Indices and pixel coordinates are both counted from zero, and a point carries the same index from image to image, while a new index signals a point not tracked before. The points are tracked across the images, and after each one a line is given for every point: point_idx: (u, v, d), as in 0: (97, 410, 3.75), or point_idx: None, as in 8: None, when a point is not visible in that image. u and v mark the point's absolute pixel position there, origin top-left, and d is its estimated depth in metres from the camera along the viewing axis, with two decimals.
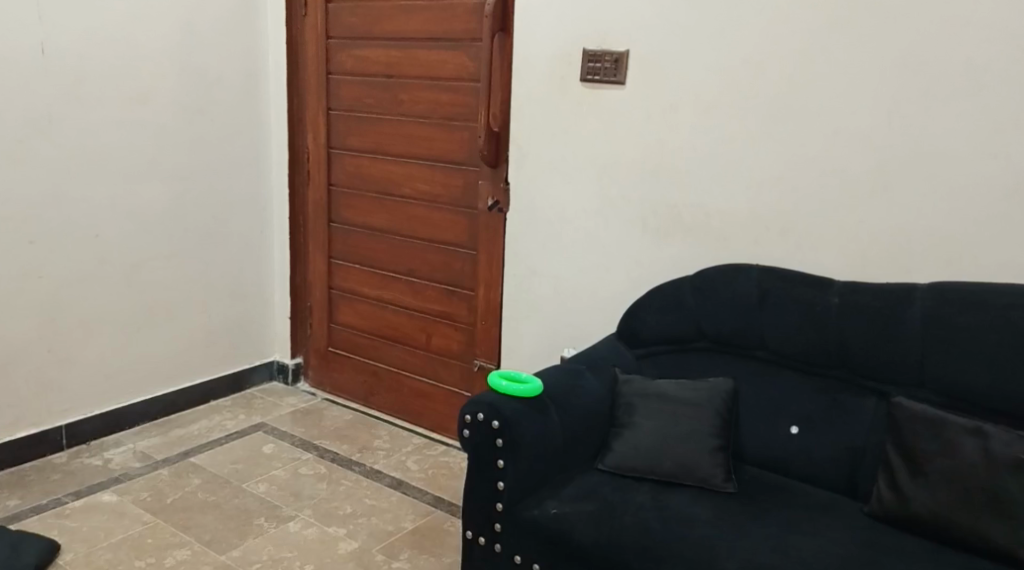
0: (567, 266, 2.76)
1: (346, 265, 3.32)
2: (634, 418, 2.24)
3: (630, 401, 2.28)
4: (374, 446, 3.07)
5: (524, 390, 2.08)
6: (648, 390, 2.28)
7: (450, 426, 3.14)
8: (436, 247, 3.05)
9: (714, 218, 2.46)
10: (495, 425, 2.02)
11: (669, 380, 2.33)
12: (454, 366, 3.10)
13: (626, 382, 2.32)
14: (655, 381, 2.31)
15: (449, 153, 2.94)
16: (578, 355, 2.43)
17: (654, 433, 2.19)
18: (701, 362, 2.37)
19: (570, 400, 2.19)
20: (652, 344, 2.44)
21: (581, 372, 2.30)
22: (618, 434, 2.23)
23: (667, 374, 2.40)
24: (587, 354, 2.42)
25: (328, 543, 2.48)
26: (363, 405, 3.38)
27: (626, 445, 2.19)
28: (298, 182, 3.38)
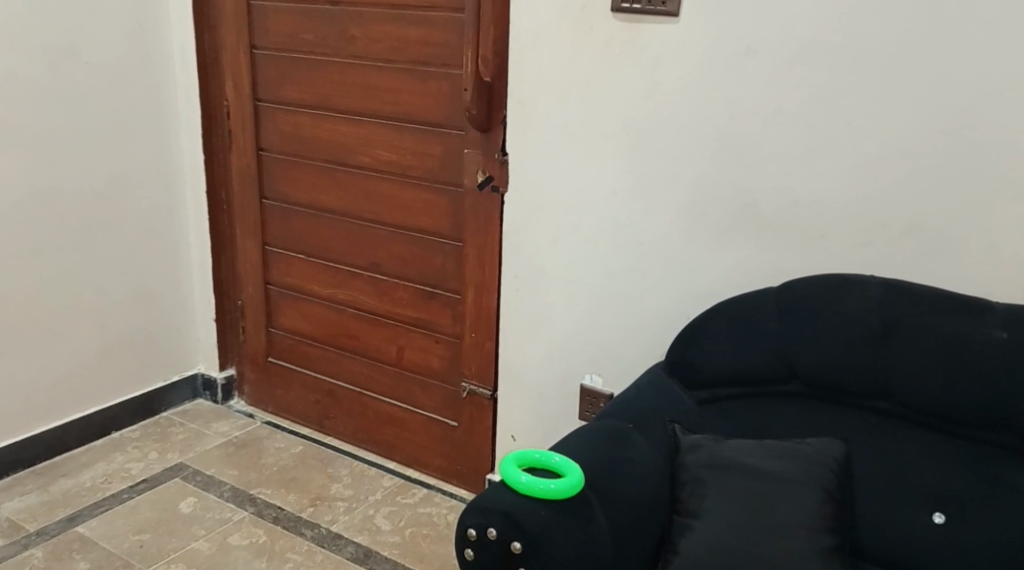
0: (586, 267, 2.04)
1: (287, 256, 2.56)
2: (703, 503, 1.57)
3: (694, 476, 1.61)
4: (331, 494, 2.36)
5: (559, 484, 1.38)
6: (717, 462, 1.61)
7: (432, 461, 2.45)
8: (408, 235, 2.31)
9: (803, 207, 1.77)
10: (517, 549, 1.32)
11: (746, 441, 1.66)
12: (434, 388, 2.39)
13: (686, 449, 1.65)
14: (727, 444, 1.65)
15: (423, 111, 2.19)
16: (612, 407, 1.74)
17: (735, 527, 1.52)
18: (789, 411, 1.72)
19: (614, 485, 1.51)
20: (717, 384, 1.77)
21: (623, 436, 1.63)
22: (681, 528, 1.57)
23: (742, 428, 1.73)
24: (625, 405, 1.73)
25: None
26: (318, 431, 2.65)
27: (695, 544, 1.53)
28: (217, 147, 2.60)
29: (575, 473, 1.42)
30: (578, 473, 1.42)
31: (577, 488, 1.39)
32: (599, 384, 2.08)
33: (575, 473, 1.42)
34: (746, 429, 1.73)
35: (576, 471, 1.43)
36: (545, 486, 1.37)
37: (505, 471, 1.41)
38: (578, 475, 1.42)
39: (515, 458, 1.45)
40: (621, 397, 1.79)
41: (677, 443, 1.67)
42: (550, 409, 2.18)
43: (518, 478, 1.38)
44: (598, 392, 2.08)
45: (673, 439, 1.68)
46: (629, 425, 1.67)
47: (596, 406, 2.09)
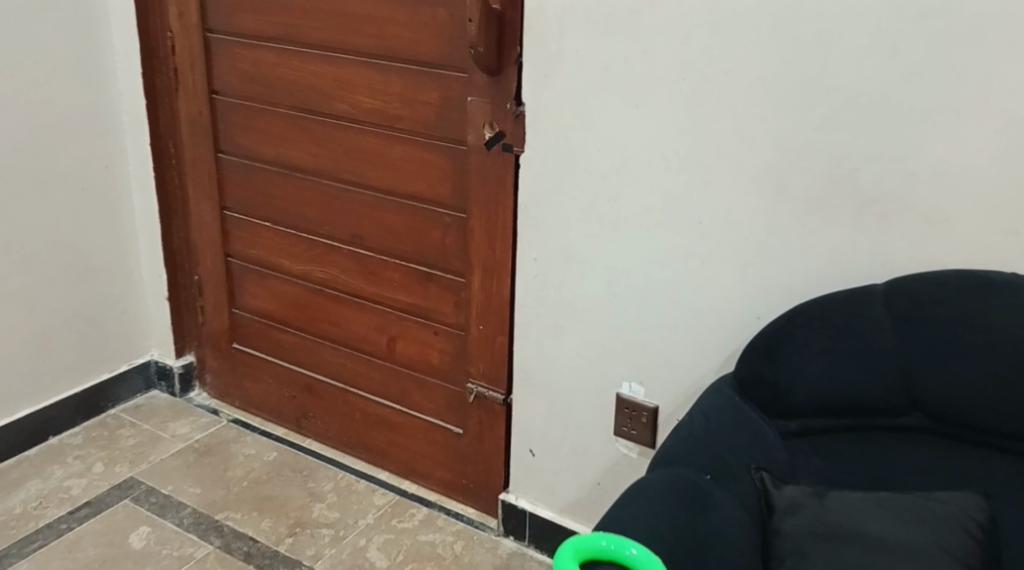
0: (628, 252, 1.61)
1: (249, 224, 2.09)
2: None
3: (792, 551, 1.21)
4: (314, 519, 1.98)
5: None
6: (822, 530, 1.21)
7: (432, 472, 2.06)
8: (398, 204, 1.85)
9: (928, 182, 1.32)
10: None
11: (857, 495, 1.25)
12: (433, 388, 1.97)
13: (781, 511, 1.25)
14: (833, 503, 1.24)
15: (416, 47, 1.71)
16: (678, 451, 1.33)
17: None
18: (905, 449, 1.31)
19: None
20: (810, 413, 1.35)
21: (701, 498, 1.23)
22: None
23: (843, 473, 1.32)
24: (696, 450, 1.31)
25: None
26: (295, 432, 2.25)
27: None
28: (161, 89, 2.09)
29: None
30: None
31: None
32: (638, 395, 1.69)
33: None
34: (850, 475, 1.32)
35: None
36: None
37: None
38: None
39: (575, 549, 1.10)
40: (683, 431, 1.36)
41: (769, 501, 1.27)
42: (577, 424, 1.78)
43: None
44: (636, 403, 1.69)
45: (766, 496, 1.28)
46: (708, 478, 1.27)
47: (635, 421, 1.70)
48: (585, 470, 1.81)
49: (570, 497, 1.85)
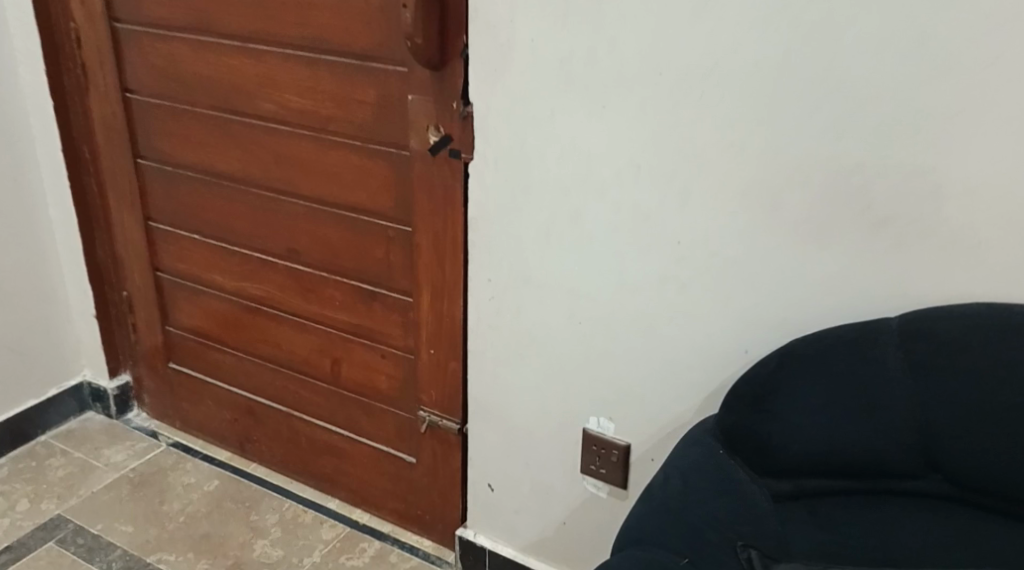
0: (592, 277, 1.44)
1: (178, 236, 1.89)
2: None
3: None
4: (256, 558, 1.80)
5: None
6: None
7: (386, 503, 1.88)
8: (338, 217, 1.65)
9: (954, 206, 1.17)
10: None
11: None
12: (383, 414, 1.79)
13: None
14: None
15: (346, 39, 1.49)
16: (655, 523, 1.23)
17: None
18: (910, 515, 1.20)
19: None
20: (805, 471, 1.26)
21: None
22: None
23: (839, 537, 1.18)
24: (671, 524, 1.22)
25: None
26: (239, 456, 2.06)
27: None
28: (71, 87, 1.87)
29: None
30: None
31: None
32: (609, 430, 1.54)
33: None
34: (844, 541, 1.17)
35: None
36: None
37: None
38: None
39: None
40: (656, 498, 1.27)
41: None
42: (543, 459, 1.62)
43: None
44: (605, 441, 1.54)
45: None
46: (684, 560, 1.16)
47: (604, 459, 1.55)
48: (549, 508, 1.65)
49: (534, 537, 1.70)
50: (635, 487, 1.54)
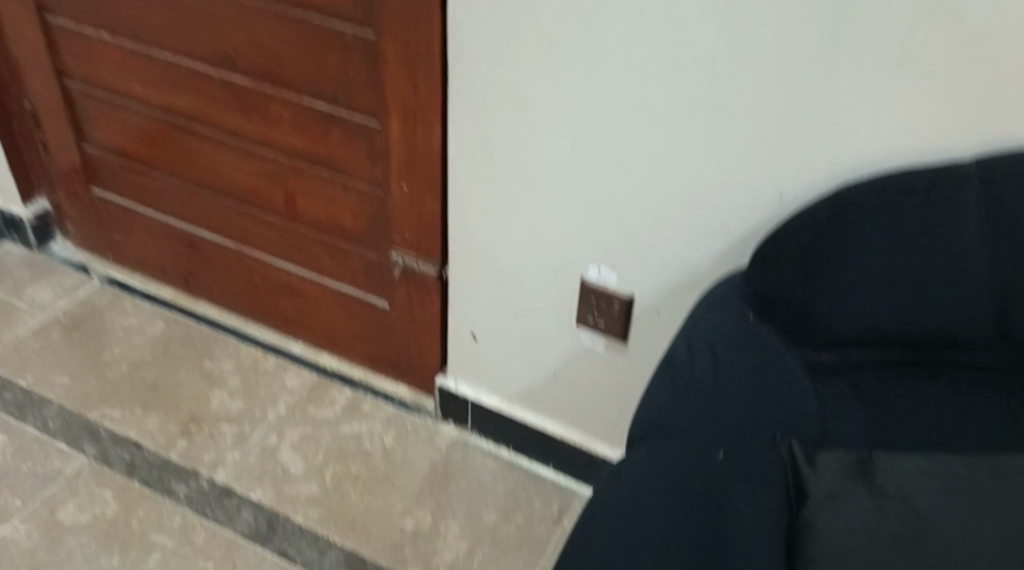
0: (601, 103, 1.17)
1: (82, 35, 1.54)
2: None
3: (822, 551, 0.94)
4: (212, 413, 1.69)
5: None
6: (862, 527, 0.95)
7: (355, 347, 1.74)
8: (284, 16, 1.33)
9: None
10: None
11: (915, 459, 1.01)
12: (348, 252, 1.58)
13: (813, 497, 0.99)
14: (885, 482, 0.99)
15: None
16: (682, 414, 1.08)
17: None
18: (973, 389, 1.04)
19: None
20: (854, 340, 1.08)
21: (713, 486, 1.01)
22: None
23: (892, 419, 1.04)
24: (703, 418, 1.07)
25: None
26: (184, 293, 1.89)
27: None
28: None
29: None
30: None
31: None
32: (611, 280, 1.34)
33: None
34: (897, 421, 1.04)
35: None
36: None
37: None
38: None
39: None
40: (681, 378, 1.11)
41: (798, 483, 1.00)
42: (535, 309, 1.44)
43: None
44: (606, 293, 1.35)
45: (796, 474, 1.01)
46: (721, 458, 1.03)
47: (604, 311, 1.37)
48: (537, 362, 1.51)
49: (521, 390, 1.56)
50: (637, 342, 1.39)
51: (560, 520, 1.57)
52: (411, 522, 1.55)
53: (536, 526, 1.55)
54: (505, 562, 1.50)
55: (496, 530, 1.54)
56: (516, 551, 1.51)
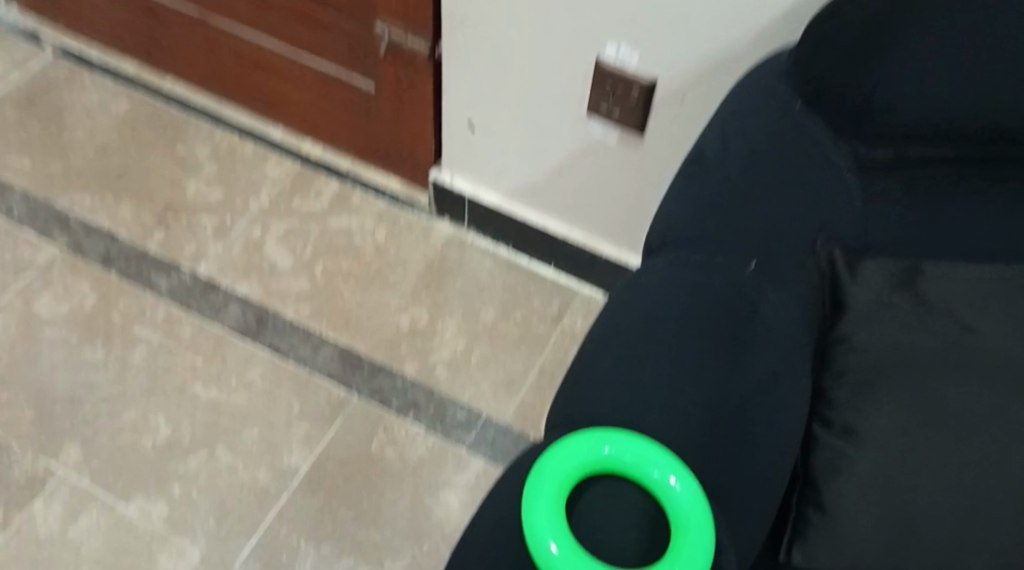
0: None
1: None
2: (876, 425, 0.92)
3: (857, 367, 0.94)
4: (188, 201, 1.68)
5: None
6: (904, 344, 0.93)
7: (340, 133, 1.67)
8: None
9: None
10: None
11: (962, 266, 0.95)
12: (325, 19, 1.46)
13: (853, 306, 0.94)
14: (930, 292, 0.94)
15: None
16: (700, 217, 0.95)
17: (949, 495, 0.91)
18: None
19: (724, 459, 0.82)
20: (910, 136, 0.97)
21: (749, 296, 0.91)
22: (828, 468, 0.93)
23: (943, 226, 0.97)
24: (730, 222, 0.94)
25: (150, 537, 1.37)
26: (146, 68, 1.81)
27: (852, 500, 0.92)
28: None
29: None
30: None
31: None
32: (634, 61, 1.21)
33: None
34: (947, 227, 0.97)
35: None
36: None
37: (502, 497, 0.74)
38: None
39: (570, 466, 0.72)
40: (706, 180, 0.97)
41: (836, 292, 0.95)
42: (548, 97, 1.32)
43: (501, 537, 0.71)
44: (625, 78, 1.23)
45: (833, 279, 0.96)
46: (752, 268, 0.92)
47: (620, 99, 1.26)
48: (541, 157, 1.43)
49: (524, 186, 1.51)
50: (655, 136, 1.29)
51: (560, 319, 1.62)
52: (406, 321, 1.59)
53: (538, 325, 1.61)
54: (502, 359, 1.57)
55: (495, 329, 1.60)
56: (515, 349, 1.58)
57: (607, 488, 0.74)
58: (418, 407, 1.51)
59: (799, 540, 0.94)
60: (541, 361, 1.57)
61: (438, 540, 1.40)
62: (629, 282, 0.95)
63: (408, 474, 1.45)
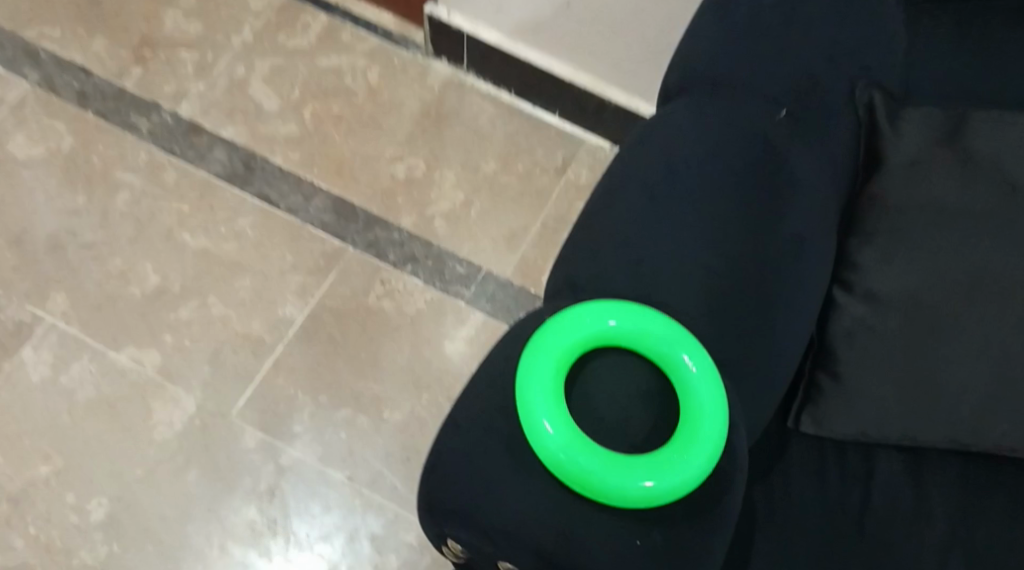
0: None
1: None
2: (897, 290, 0.96)
3: (886, 230, 0.97)
4: (164, 36, 1.58)
5: (596, 470, 0.78)
6: (935, 200, 0.95)
7: None
8: None
9: None
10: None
11: (1007, 122, 0.96)
12: None
13: (890, 164, 0.97)
14: (970, 151, 0.95)
15: None
16: (736, 59, 0.94)
17: (963, 354, 0.95)
18: None
19: (731, 303, 0.89)
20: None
21: (777, 144, 0.93)
22: (846, 332, 0.99)
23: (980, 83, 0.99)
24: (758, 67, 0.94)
25: (143, 384, 1.34)
26: None
27: (866, 366, 0.97)
28: None
29: (687, 461, 0.80)
30: (695, 464, 0.80)
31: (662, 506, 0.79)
32: None
33: (674, 462, 0.80)
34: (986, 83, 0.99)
35: (695, 454, 0.80)
36: (568, 467, 0.78)
37: (522, 356, 0.83)
38: (686, 470, 0.80)
39: (588, 339, 0.83)
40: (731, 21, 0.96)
41: (872, 149, 0.98)
42: None
43: (527, 398, 0.80)
44: None
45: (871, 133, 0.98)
46: (782, 116, 0.94)
47: None
48: None
49: (530, 21, 1.42)
50: None
51: (564, 170, 1.54)
52: (402, 169, 1.52)
53: (541, 176, 1.53)
54: (502, 212, 1.50)
55: (496, 180, 1.52)
56: (516, 202, 1.51)
57: (614, 367, 0.86)
58: (416, 261, 1.45)
59: (810, 405, 1.00)
60: (543, 216, 1.50)
61: (438, 392, 1.37)
62: (654, 119, 0.96)
63: (407, 328, 1.41)
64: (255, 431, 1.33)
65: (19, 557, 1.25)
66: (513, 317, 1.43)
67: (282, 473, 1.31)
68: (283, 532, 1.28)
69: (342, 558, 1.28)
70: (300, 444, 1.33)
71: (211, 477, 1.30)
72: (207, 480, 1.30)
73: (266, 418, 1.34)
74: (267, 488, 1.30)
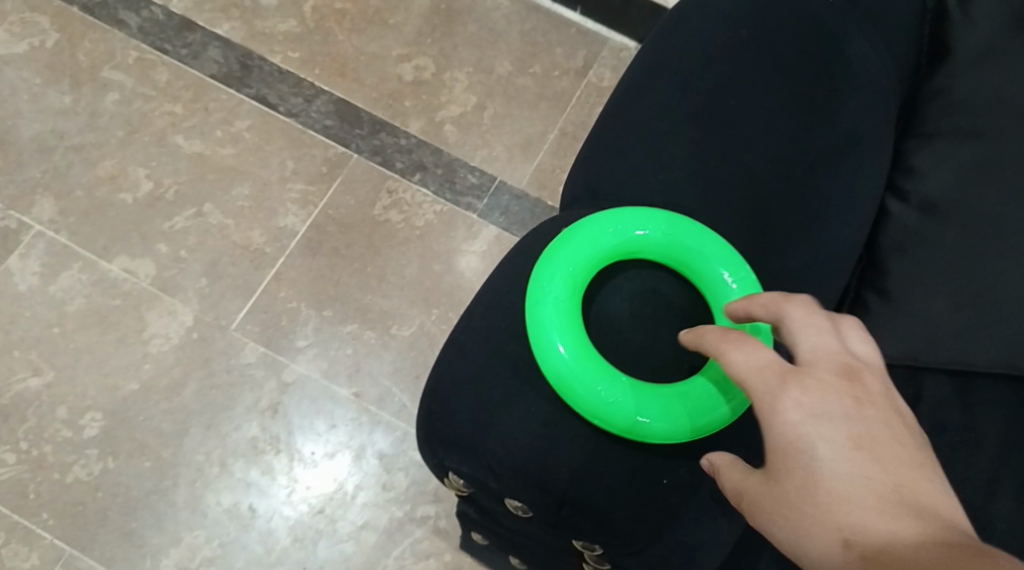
0: None
1: None
2: (956, 197, 0.86)
3: (949, 130, 0.88)
4: None
5: (618, 397, 0.73)
6: (1006, 94, 0.86)
7: None
8: None
9: None
10: (521, 514, 0.74)
11: None
12: None
13: (958, 56, 0.90)
14: None
15: None
16: None
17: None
18: None
19: (772, 205, 0.80)
20: None
21: (834, 29, 0.84)
22: (899, 245, 0.89)
23: None
24: None
25: (136, 296, 1.28)
26: None
27: (917, 281, 0.86)
28: None
29: (724, 388, 0.74)
30: (732, 392, 0.74)
31: (694, 435, 0.74)
32: None
33: (706, 388, 0.74)
34: None
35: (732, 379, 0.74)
36: (587, 392, 0.73)
37: (535, 268, 0.78)
38: (721, 397, 0.74)
39: (610, 253, 0.77)
40: None
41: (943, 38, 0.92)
42: None
43: (542, 317, 0.75)
44: None
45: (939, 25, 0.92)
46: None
47: None
48: None
49: None
50: None
51: (586, 72, 1.44)
52: (410, 70, 1.42)
53: (559, 79, 1.43)
54: (518, 117, 1.40)
55: (511, 82, 1.42)
56: (532, 106, 1.41)
57: (641, 284, 0.79)
58: (425, 169, 1.36)
59: None
60: (562, 121, 1.40)
61: (448, 307, 1.30)
62: None
63: (417, 240, 1.33)
64: (256, 346, 1.27)
65: (13, 471, 1.21)
66: (528, 230, 1.34)
67: (286, 389, 1.26)
68: (287, 449, 1.23)
69: (350, 476, 1.23)
70: (303, 359, 1.27)
71: (212, 391, 1.25)
72: (206, 395, 1.25)
73: (267, 332, 1.28)
74: (269, 404, 1.25)
